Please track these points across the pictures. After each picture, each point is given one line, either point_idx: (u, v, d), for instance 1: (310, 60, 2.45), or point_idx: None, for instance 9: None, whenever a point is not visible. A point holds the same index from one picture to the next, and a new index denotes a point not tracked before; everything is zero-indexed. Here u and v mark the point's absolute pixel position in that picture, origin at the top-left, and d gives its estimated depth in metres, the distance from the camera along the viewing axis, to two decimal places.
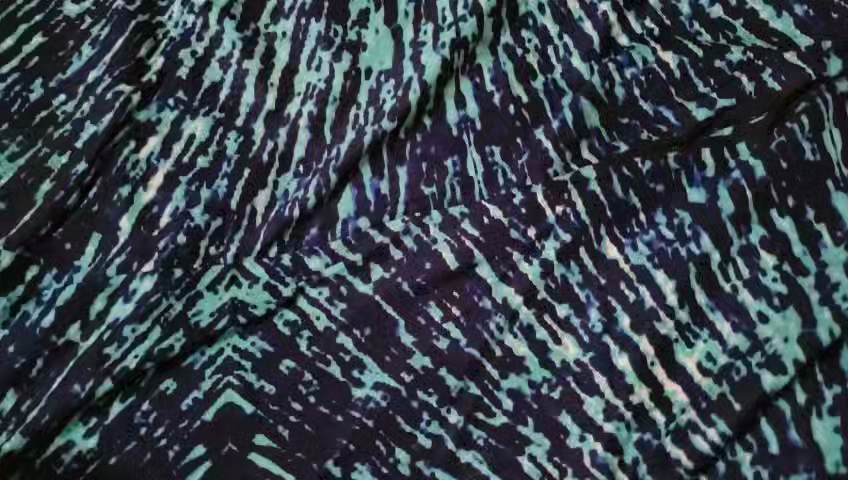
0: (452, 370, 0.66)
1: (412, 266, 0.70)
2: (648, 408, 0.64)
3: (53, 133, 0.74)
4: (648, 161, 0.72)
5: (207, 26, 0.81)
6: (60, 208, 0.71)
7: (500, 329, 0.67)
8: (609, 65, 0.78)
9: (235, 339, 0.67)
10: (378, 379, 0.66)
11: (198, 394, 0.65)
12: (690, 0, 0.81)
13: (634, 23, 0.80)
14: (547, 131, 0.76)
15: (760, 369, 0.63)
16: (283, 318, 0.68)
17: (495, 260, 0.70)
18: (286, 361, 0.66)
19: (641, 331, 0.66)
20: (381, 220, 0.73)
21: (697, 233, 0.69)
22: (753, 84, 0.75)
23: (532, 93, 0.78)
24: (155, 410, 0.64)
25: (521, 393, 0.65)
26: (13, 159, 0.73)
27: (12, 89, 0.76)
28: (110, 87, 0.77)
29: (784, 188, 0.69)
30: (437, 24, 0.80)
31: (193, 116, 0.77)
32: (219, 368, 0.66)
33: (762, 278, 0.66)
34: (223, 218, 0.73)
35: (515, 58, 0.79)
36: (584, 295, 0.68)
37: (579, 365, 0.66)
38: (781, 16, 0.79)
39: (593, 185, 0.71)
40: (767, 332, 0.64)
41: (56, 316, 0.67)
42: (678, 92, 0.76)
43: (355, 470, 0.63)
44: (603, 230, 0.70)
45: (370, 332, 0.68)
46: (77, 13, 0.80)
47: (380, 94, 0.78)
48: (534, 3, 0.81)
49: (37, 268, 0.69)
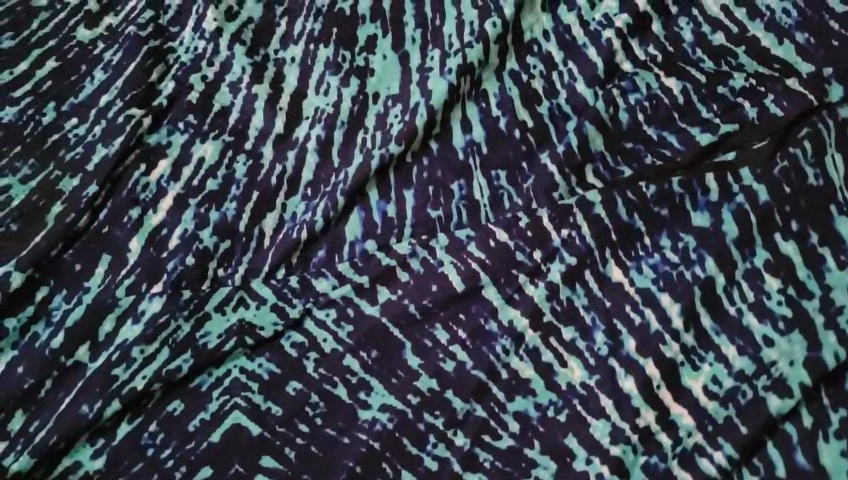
0: (458, 392, 0.66)
1: (419, 289, 0.71)
2: (655, 431, 0.63)
3: (65, 156, 0.76)
4: (653, 185, 0.72)
5: (218, 51, 0.83)
6: (71, 229, 0.71)
7: (507, 352, 0.68)
8: (613, 90, 0.79)
9: (242, 360, 0.68)
10: (384, 400, 0.66)
11: (205, 415, 0.65)
12: (692, 28, 0.82)
13: (638, 49, 0.82)
14: (552, 155, 0.77)
15: (766, 392, 0.63)
16: (290, 339, 0.69)
17: (501, 283, 0.70)
18: (292, 383, 0.67)
19: (646, 354, 0.66)
20: (387, 242, 0.74)
21: (702, 256, 0.69)
22: (755, 110, 0.76)
23: (537, 118, 0.79)
24: (162, 431, 0.64)
25: (527, 415, 0.65)
26: (24, 182, 0.74)
27: (25, 112, 0.78)
28: (121, 111, 0.78)
29: (787, 212, 0.70)
30: (443, 50, 0.82)
31: (202, 140, 0.78)
32: (226, 390, 0.66)
33: (767, 302, 0.67)
34: (232, 239, 0.74)
35: (520, 83, 0.81)
36: (590, 318, 0.68)
37: (585, 388, 0.66)
38: (782, 43, 0.80)
39: (598, 208, 0.72)
40: (773, 355, 0.65)
41: (65, 337, 0.67)
42: (681, 117, 0.78)
43: None
44: (608, 253, 0.71)
45: (376, 354, 0.68)
46: (90, 38, 0.83)
47: (387, 118, 0.79)
48: (539, 31, 0.83)
49: (47, 289, 0.69)
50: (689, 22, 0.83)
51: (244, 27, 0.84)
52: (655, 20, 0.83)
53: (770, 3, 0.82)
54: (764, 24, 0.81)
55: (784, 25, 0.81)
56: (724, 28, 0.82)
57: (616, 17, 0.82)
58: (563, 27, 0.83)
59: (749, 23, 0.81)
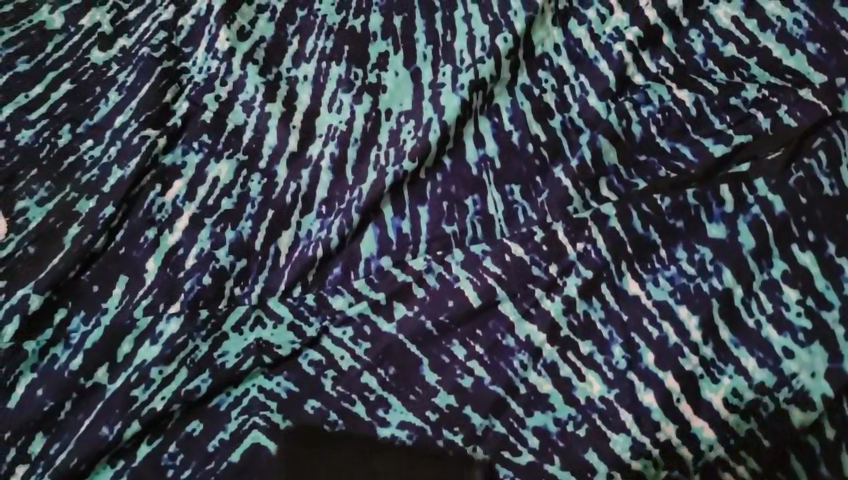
0: (477, 409, 0.66)
1: (436, 305, 0.70)
2: (676, 445, 0.63)
3: (81, 178, 0.76)
4: (667, 197, 0.73)
5: (231, 71, 0.83)
6: (88, 250, 0.72)
7: (524, 367, 0.68)
8: (626, 103, 0.79)
9: (260, 379, 0.68)
10: (403, 417, 0.66)
11: (224, 435, 0.65)
12: (704, 40, 0.82)
13: (649, 62, 0.82)
14: (565, 169, 0.77)
15: (788, 404, 0.63)
16: (307, 358, 0.69)
17: (517, 298, 0.70)
18: (309, 401, 0.67)
19: (665, 367, 0.66)
20: (403, 258, 0.74)
21: (719, 269, 0.69)
22: (768, 121, 0.76)
23: (550, 132, 0.79)
24: (181, 452, 0.64)
25: (547, 431, 0.65)
26: (42, 204, 0.75)
27: (41, 134, 0.79)
28: (136, 132, 0.79)
29: (804, 223, 0.70)
30: (455, 66, 0.82)
31: (217, 159, 0.79)
32: (245, 409, 0.66)
33: (786, 313, 0.67)
34: (248, 258, 0.74)
35: (532, 97, 0.81)
36: (607, 332, 0.68)
37: (604, 402, 0.66)
38: (794, 54, 0.80)
39: (613, 221, 0.72)
40: (793, 367, 0.64)
41: (84, 359, 0.67)
42: (694, 129, 0.78)
43: None
44: (625, 266, 0.70)
45: (393, 371, 0.68)
46: (103, 60, 0.84)
47: (401, 135, 0.79)
48: (550, 45, 0.83)
49: (65, 310, 0.69)
50: (700, 34, 0.83)
51: (257, 46, 0.85)
52: (666, 32, 0.83)
53: (780, 13, 0.82)
54: (775, 35, 0.81)
55: (795, 35, 0.80)
56: (735, 39, 0.82)
57: (627, 30, 0.82)
58: (573, 41, 0.83)
59: (760, 34, 0.81)
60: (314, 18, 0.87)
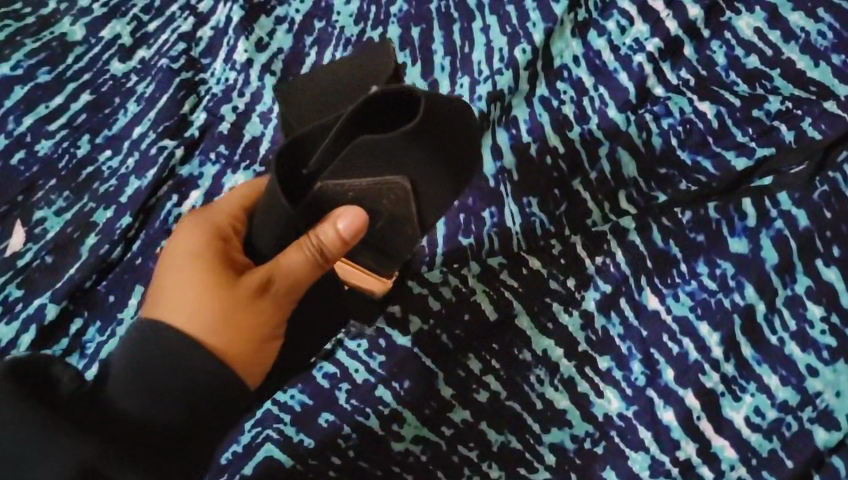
0: (465, 406, 0.67)
1: (450, 317, 0.70)
2: (695, 464, 0.64)
3: (99, 188, 0.78)
4: (688, 211, 0.72)
5: (249, 82, 0.83)
6: (105, 260, 0.74)
7: (541, 381, 0.68)
8: (646, 115, 0.78)
9: (313, 372, 0.70)
10: (417, 432, 0.67)
11: (293, 408, 0.68)
12: (726, 51, 0.80)
13: (670, 73, 0.80)
14: (584, 181, 0.76)
15: (812, 424, 0.64)
16: (356, 368, 0.69)
17: (534, 311, 0.70)
18: (342, 385, 0.69)
19: (686, 384, 0.66)
20: (457, 242, 0.74)
21: (741, 284, 0.69)
22: (792, 134, 0.74)
23: (568, 144, 0.77)
24: (281, 420, 0.68)
25: (564, 447, 0.66)
26: (60, 214, 0.76)
27: (61, 144, 0.80)
28: (154, 142, 0.80)
29: (829, 238, 0.69)
30: (473, 77, 0.81)
31: (234, 170, 0.79)
32: (301, 391, 0.69)
33: (810, 331, 0.66)
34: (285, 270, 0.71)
35: (551, 109, 0.79)
36: (626, 348, 0.68)
37: (622, 419, 0.66)
38: (818, 65, 0.77)
39: (632, 235, 0.71)
40: (818, 386, 0.65)
41: (96, 370, 0.69)
42: (716, 141, 0.76)
43: (382, 395, 0.68)
44: (644, 280, 0.70)
45: (408, 385, 0.68)
46: (123, 71, 0.84)
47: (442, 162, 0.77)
48: (570, 56, 0.81)
49: (82, 320, 0.72)
50: (722, 45, 0.80)
51: (274, 58, 0.84)
52: (686, 43, 0.80)
53: (803, 24, 0.79)
54: (799, 46, 0.78)
55: (819, 47, 0.78)
56: (758, 50, 0.79)
57: (647, 42, 0.80)
58: (593, 52, 0.81)
59: (784, 45, 0.78)
60: (332, 30, 0.85)
